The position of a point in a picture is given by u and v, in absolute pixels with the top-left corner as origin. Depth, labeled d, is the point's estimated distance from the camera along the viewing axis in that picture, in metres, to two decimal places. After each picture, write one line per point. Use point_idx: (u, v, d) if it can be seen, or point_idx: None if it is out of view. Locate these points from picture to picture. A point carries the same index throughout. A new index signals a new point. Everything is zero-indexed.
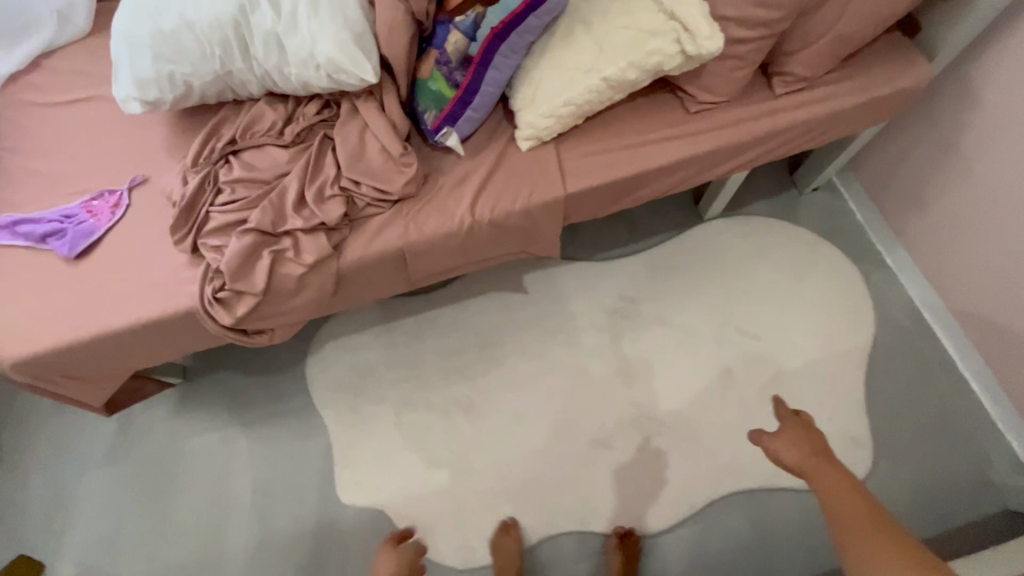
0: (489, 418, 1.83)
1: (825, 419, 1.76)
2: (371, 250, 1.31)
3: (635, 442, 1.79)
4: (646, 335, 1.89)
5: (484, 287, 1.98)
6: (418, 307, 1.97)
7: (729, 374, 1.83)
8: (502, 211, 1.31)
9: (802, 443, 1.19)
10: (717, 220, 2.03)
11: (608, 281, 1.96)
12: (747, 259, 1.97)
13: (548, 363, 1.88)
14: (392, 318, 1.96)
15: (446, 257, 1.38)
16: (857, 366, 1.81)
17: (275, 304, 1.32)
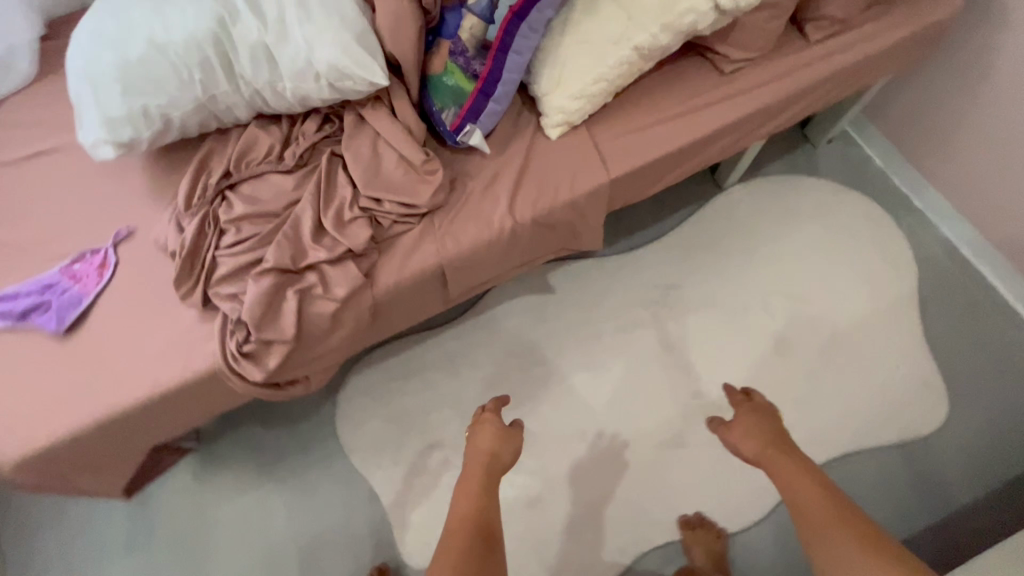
0: (543, 429, 1.74)
1: (883, 374, 1.71)
2: (407, 272, 1.18)
3: (697, 428, 1.72)
4: (688, 317, 1.81)
5: (512, 293, 1.89)
6: (448, 327, 1.86)
7: (781, 343, 1.76)
8: (544, 208, 1.19)
9: (749, 431, 1.35)
10: (737, 187, 1.95)
11: (638, 267, 1.88)
12: (775, 223, 1.90)
13: (593, 361, 1.80)
14: (421, 343, 1.85)
15: (487, 267, 1.25)
16: (906, 314, 1.76)
17: (307, 348, 1.18)
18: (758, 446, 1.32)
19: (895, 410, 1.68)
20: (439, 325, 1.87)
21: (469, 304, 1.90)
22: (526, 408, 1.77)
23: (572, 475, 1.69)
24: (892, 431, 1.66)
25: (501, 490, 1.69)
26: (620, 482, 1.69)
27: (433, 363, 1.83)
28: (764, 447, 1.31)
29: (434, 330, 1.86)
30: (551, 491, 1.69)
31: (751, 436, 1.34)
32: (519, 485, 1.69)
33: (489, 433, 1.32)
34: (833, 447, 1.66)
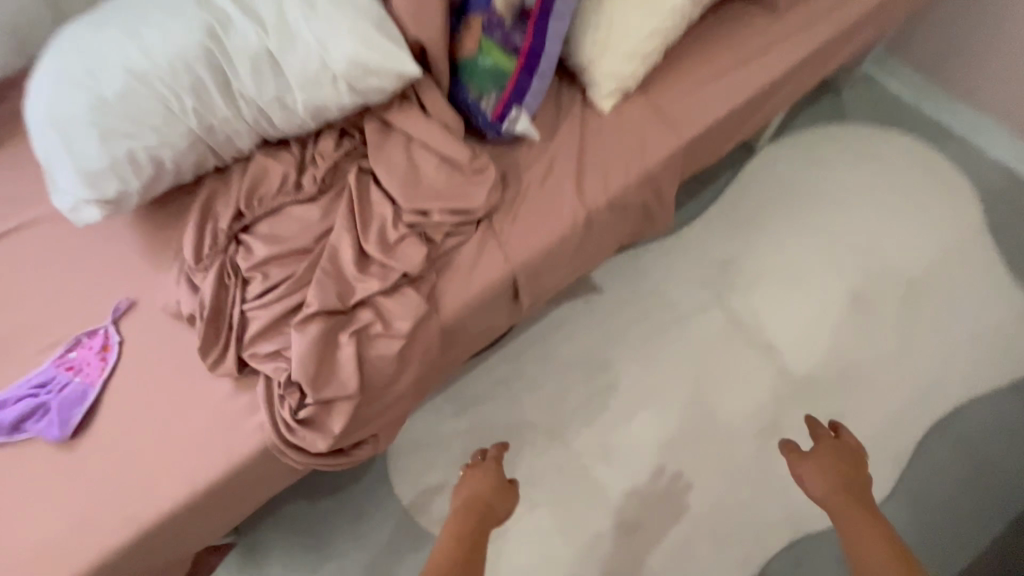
0: (625, 444, 1.57)
1: (970, 314, 1.59)
2: (474, 289, 1.00)
3: (790, 410, 1.56)
4: (751, 292, 1.67)
5: (557, 301, 1.71)
6: (494, 350, 1.67)
7: (857, 301, 1.62)
8: (617, 188, 1.03)
9: (818, 468, 1.19)
10: (769, 147, 1.84)
11: (685, 249, 1.73)
12: (817, 177, 1.78)
13: (662, 362, 1.63)
14: (468, 374, 1.65)
15: (560, 268, 1.08)
16: (977, 247, 1.65)
17: (375, 399, 0.98)
18: (832, 487, 1.15)
19: (993, 350, 1.55)
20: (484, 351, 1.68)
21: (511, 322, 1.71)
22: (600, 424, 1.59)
23: (668, 491, 1.52)
24: (996, 373, 1.54)
25: (593, 519, 1.51)
26: (722, 489, 1.52)
27: (487, 392, 1.63)
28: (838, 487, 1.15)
29: (479, 357, 1.67)
30: (647, 509, 1.52)
31: (824, 474, 1.18)
32: (613, 514, 1.52)
33: (488, 479, 1.25)
34: (940, 403, 1.52)
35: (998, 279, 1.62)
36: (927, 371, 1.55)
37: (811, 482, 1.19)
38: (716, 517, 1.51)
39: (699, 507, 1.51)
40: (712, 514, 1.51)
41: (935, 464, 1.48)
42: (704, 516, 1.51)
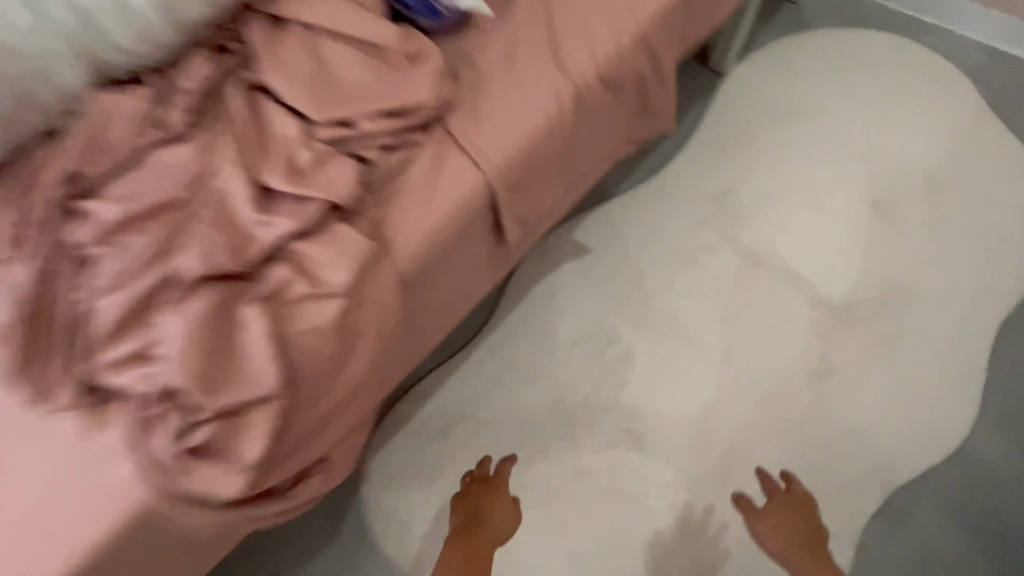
0: (660, 422, 1.27)
1: (997, 198, 1.42)
2: (438, 216, 0.71)
3: (847, 342, 1.28)
4: (761, 220, 1.43)
5: (537, 270, 1.40)
6: (474, 342, 1.34)
7: (877, 208, 1.41)
8: (605, 58, 0.78)
9: (776, 516, 1.11)
10: (742, 64, 1.60)
11: (675, 188, 1.48)
12: (799, 86, 1.57)
13: (679, 319, 1.35)
14: (447, 378, 1.30)
15: (551, 183, 0.82)
16: (981, 128, 1.49)
17: (317, 392, 0.67)
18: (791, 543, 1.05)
19: None
20: (462, 346, 1.34)
21: (488, 305, 1.38)
22: (622, 406, 1.28)
23: (722, 471, 1.24)
24: None
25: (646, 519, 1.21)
26: (785, 454, 1.23)
27: (478, 397, 1.29)
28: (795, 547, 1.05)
29: (458, 354, 1.33)
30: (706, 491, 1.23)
31: (783, 534, 1.07)
32: (659, 514, 1.22)
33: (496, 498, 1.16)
34: (999, 297, 1.31)
35: (1010, 157, 1.46)
36: (973, 268, 1.34)
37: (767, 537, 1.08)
38: None
39: (762, 483, 1.22)
40: (780, 488, 1.21)
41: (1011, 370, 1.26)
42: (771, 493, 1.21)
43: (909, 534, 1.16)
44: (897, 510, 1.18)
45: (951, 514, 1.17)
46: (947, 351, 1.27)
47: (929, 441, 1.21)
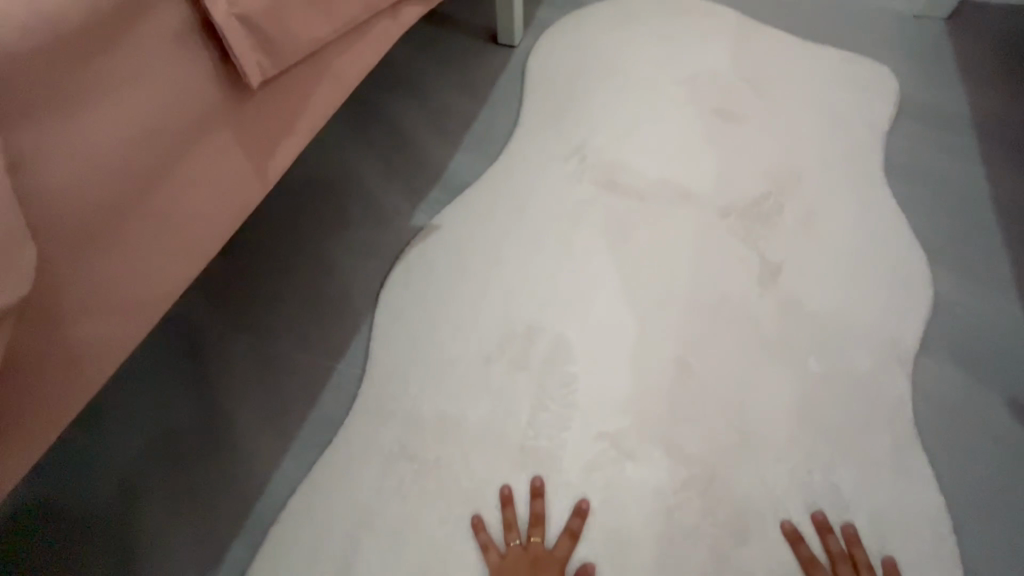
0: (628, 413, 0.90)
1: (826, 62, 1.35)
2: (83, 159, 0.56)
3: (770, 238, 1.10)
4: (619, 161, 1.23)
5: (356, 237, 1.13)
6: (321, 366, 0.99)
7: (718, 116, 1.28)
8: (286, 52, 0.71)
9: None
10: (534, 31, 1.45)
11: (518, 163, 1.24)
12: (598, 31, 1.44)
13: (597, 278, 1.06)
14: (275, 391, 0.97)
15: (283, 54, 0.71)
16: (780, 15, 1.45)
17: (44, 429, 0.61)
18: None
19: (874, 77, 1.31)
20: (287, 344, 1.01)
21: (305, 285, 1.07)
22: (583, 408, 0.91)
23: (744, 437, 0.87)
24: (891, 90, 1.28)
25: (677, 534, 0.80)
26: (799, 380, 0.92)
27: (367, 488, 0.88)
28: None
29: (276, 352, 1.01)
30: (737, 465, 0.84)
31: None
32: (701, 529, 0.81)
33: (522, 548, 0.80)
34: (879, 143, 1.21)
35: (818, 27, 1.42)
36: (848, 125, 1.24)
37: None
38: (826, 413, 0.88)
39: (802, 417, 0.87)
40: (819, 414, 0.88)
41: (947, 197, 1.13)
42: (815, 421, 0.87)
43: (973, 402, 0.91)
44: (952, 375, 0.92)
45: (997, 361, 0.95)
46: (875, 206, 1.12)
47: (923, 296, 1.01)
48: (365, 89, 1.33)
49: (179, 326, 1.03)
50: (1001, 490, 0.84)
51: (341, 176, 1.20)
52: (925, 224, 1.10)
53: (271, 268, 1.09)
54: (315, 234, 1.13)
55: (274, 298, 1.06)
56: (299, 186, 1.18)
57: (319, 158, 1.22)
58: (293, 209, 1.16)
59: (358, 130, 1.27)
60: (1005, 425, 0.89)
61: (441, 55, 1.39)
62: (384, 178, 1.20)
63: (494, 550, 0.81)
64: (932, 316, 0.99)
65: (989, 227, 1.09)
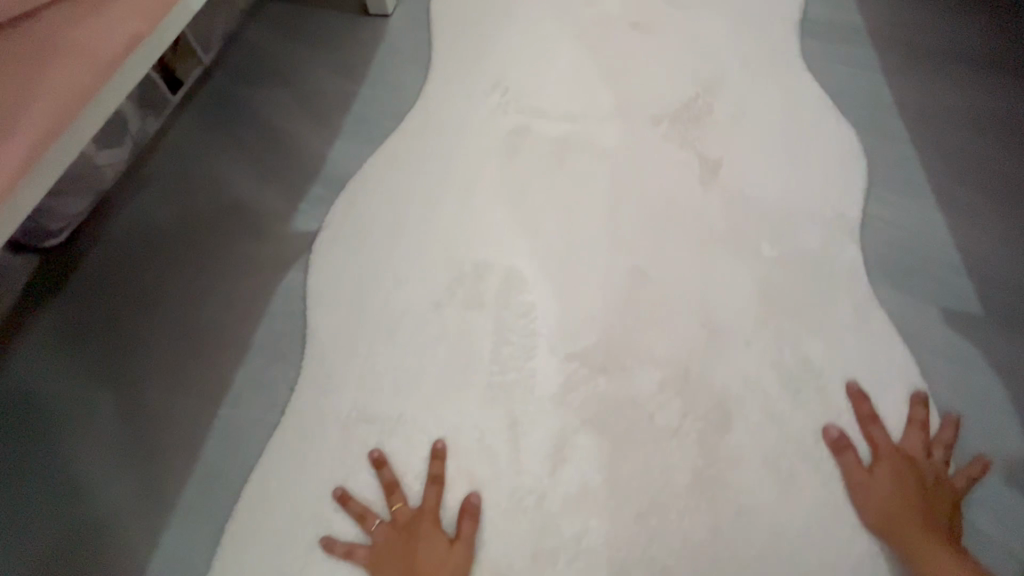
0: (593, 328, 0.86)
1: None
2: None
3: (707, 136, 1.07)
4: (543, 87, 1.18)
5: (230, 256, 1.01)
6: (207, 406, 0.88)
7: (636, 29, 1.24)
8: None
9: (885, 503, 0.68)
10: None
11: (439, 106, 1.16)
12: None
13: (535, 208, 1.00)
14: (149, 446, 0.87)
15: None
16: None
17: None
18: (908, 491, 0.68)
19: None
20: (153, 363, 0.92)
21: (176, 320, 0.96)
22: (545, 334, 0.86)
23: (713, 330, 0.84)
24: None
25: (661, 434, 0.76)
26: (756, 266, 0.90)
27: (330, 457, 0.81)
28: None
29: (144, 400, 0.89)
30: (709, 358, 0.82)
31: (898, 481, 0.69)
32: (684, 427, 0.77)
33: (432, 499, 0.74)
34: (797, 29, 1.20)
35: None
36: (765, 18, 1.22)
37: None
38: (786, 295, 0.87)
39: (762, 304, 0.86)
40: (781, 296, 0.87)
41: (868, 64, 1.12)
42: (775, 306, 0.86)
43: (926, 251, 0.91)
44: (900, 232, 0.93)
45: (941, 208, 0.95)
46: (801, 90, 1.12)
47: (860, 164, 1.01)
48: (231, 87, 1.21)
49: (22, 393, 0.91)
50: (965, 329, 0.84)
51: (204, 185, 1.09)
52: (854, 96, 1.09)
53: (132, 308, 0.97)
54: (176, 241, 1.03)
55: (138, 343, 0.94)
56: (154, 209, 1.07)
57: (179, 174, 1.11)
58: (153, 237, 1.04)
59: (232, 129, 1.16)
60: (958, 267, 0.89)
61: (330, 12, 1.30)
62: (258, 179, 1.09)
63: (398, 491, 0.76)
64: (873, 182, 0.99)
65: (912, 81, 1.09)
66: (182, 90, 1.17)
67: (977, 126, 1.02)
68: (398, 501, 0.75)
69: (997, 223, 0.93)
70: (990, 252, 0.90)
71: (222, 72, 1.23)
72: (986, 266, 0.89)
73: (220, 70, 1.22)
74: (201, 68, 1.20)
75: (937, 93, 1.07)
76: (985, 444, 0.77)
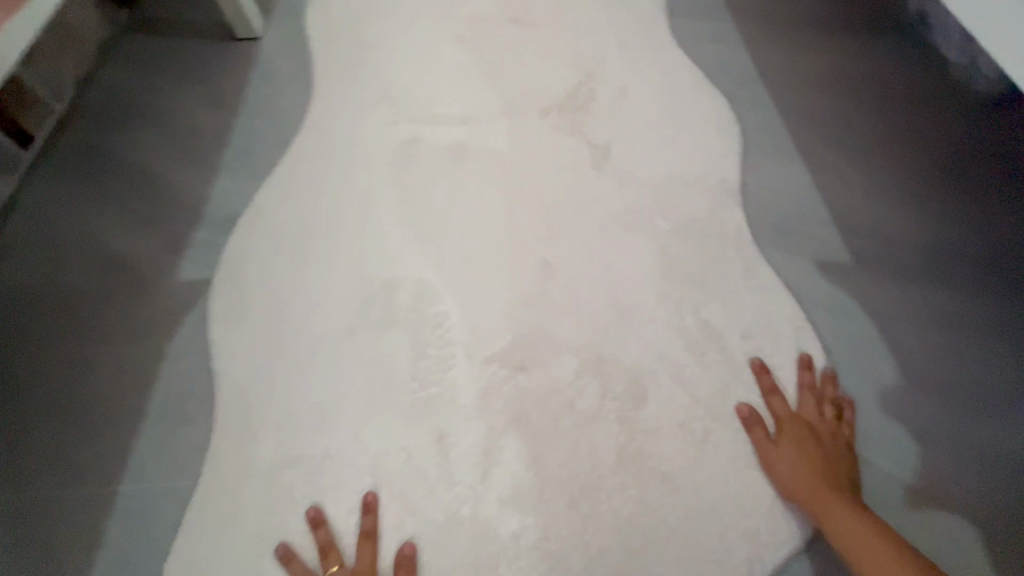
0: (507, 326, 0.87)
1: None
2: None
3: (594, 120, 1.10)
4: (431, 92, 1.16)
5: (109, 323, 0.95)
6: (102, 489, 0.83)
7: (516, 23, 1.25)
8: None
9: (793, 476, 0.72)
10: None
11: (326, 124, 1.13)
12: None
13: (435, 216, 1.00)
14: (35, 541, 0.80)
15: None
16: None
17: None
18: (809, 456, 0.72)
19: None
20: (31, 451, 0.86)
21: (54, 403, 0.89)
22: (462, 340, 0.86)
23: (620, 309, 0.87)
24: None
25: (581, 418, 0.79)
26: (651, 240, 0.94)
27: (256, 505, 0.79)
28: (870, 541, 0.62)
29: (25, 493, 0.83)
30: (620, 337, 0.85)
31: (802, 448, 0.73)
32: (604, 408, 0.80)
33: (369, 553, 0.73)
34: (667, 5, 1.24)
35: None
36: None
37: (853, 551, 0.63)
38: (682, 263, 0.92)
39: (661, 276, 0.90)
40: (677, 265, 0.91)
41: (732, 30, 1.19)
42: (673, 276, 0.90)
43: (798, 201, 0.98)
44: (774, 186, 1.00)
45: (806, 158, 1.02)
46: (675, 64, 1.17)
47: (734, 128, 1.07)
48: (89, 134, 1.15)
49: None
50: (832, 261, 0.92)
51: (68, 251, 1.02)
52: (723, 64, 1.15)
53: (2, 399, 0.90)
54: (42, 317, 0.96)
55: (13, 437, 0.87)
56: (10, 285, 0.99)
57: (38, 243, 1.03)
58: (18, 319, 0.96)
59: (93, 180, 1.10)
60: (826, 210, 0.97)
61: (199, 41, 1.25)
62: (130, 232, 1.03)
63: (334, 552, 0.74)
64: (747, 142, 1.05)
65: (764, 41, 1.16)
66: (34, 145, 1.11)
67: (823, 75, 1.11)
68: (335, 565, 0.73)
69: (845, 161, 1.01)
70: (844, 188, 0.98)
71: (80, 119, 1.16)
72: (840, 201, 0.97)
73: (77, 117, 1.16)
74: (54, 118, 1.14)
75: (792, 52, 1.15)
76: (862, 364, 0.85)
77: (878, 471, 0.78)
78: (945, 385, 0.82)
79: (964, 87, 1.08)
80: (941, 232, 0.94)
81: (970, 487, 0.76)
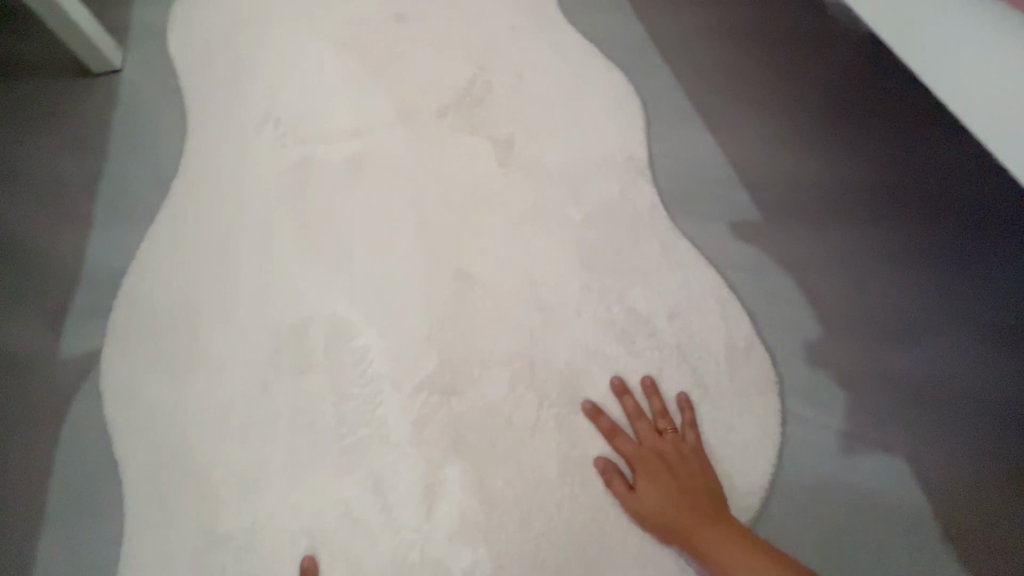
0: (432, 349, 0.82)
1: None
2: None
3: (495, 114, 1.05)
4: (318, 108, 1.08)
5: None
6: None
7: (401, 20, 1.18)
8: None
9: (667, 521, 0.67)
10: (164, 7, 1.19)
11: (206, 160, 1.03)
12: None
13: (339, 243, 0.93)
14: None
15: None
16: None
17: None
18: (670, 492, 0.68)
19: None
20: None
21: None
22: (386, 372, 0.81)
23: (546, 310, 0.84)
24: None
25: (520, 432, 0.76)
26: (568, 232, 0.91)
27: None
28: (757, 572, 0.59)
29: None
30: (549, 340, 0.82)
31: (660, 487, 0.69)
32: (542, 418, 0.77)
33: None
34: None
35: None
36: None
37: None
38: (601, 251, 0.89)
39: (583, 267, 0.88)
40: (596, 254, 0.89)
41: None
42: (594, 266, 0.88)
43: (706, 168, 0.97)
44: (681, 156, 0.99)
45: (710, 123, 1.01)
46: (571, 42, 1.13)
47: (635, 102, 1.04)
48: None
49: None
50: (744, 220, 0.92)
51: None
52: (618, 36, 1.12)
53: None
54: None
55: None
56: None
57: None
58: None
59: None
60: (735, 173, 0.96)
61: (47, 83, 1.11)
62: None
63: None
64: (650, 115, 1.03)
65: (653, 8, 1.14)
66: None
67: (714, 34, 1.10)
68: None
69: (744, 117, 1.01)
70: (747, 146, 0.98)
71: None
72: (743, 159, 0.97)
73: None
74: None
75: (681, 15, 1.13)
76: (789, 324, 0.85)
77: (819, 433, 0.79)
78: (866, 327, 0.84)
79: (842, 28, 1.10)
80: (843, 174, 0.95)
81: (897, 420, 0.79)
